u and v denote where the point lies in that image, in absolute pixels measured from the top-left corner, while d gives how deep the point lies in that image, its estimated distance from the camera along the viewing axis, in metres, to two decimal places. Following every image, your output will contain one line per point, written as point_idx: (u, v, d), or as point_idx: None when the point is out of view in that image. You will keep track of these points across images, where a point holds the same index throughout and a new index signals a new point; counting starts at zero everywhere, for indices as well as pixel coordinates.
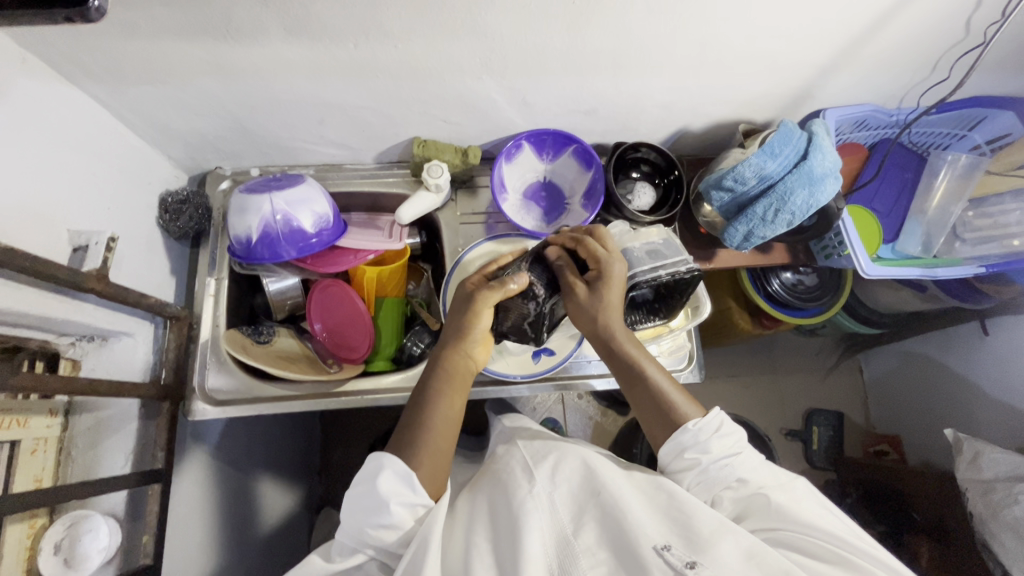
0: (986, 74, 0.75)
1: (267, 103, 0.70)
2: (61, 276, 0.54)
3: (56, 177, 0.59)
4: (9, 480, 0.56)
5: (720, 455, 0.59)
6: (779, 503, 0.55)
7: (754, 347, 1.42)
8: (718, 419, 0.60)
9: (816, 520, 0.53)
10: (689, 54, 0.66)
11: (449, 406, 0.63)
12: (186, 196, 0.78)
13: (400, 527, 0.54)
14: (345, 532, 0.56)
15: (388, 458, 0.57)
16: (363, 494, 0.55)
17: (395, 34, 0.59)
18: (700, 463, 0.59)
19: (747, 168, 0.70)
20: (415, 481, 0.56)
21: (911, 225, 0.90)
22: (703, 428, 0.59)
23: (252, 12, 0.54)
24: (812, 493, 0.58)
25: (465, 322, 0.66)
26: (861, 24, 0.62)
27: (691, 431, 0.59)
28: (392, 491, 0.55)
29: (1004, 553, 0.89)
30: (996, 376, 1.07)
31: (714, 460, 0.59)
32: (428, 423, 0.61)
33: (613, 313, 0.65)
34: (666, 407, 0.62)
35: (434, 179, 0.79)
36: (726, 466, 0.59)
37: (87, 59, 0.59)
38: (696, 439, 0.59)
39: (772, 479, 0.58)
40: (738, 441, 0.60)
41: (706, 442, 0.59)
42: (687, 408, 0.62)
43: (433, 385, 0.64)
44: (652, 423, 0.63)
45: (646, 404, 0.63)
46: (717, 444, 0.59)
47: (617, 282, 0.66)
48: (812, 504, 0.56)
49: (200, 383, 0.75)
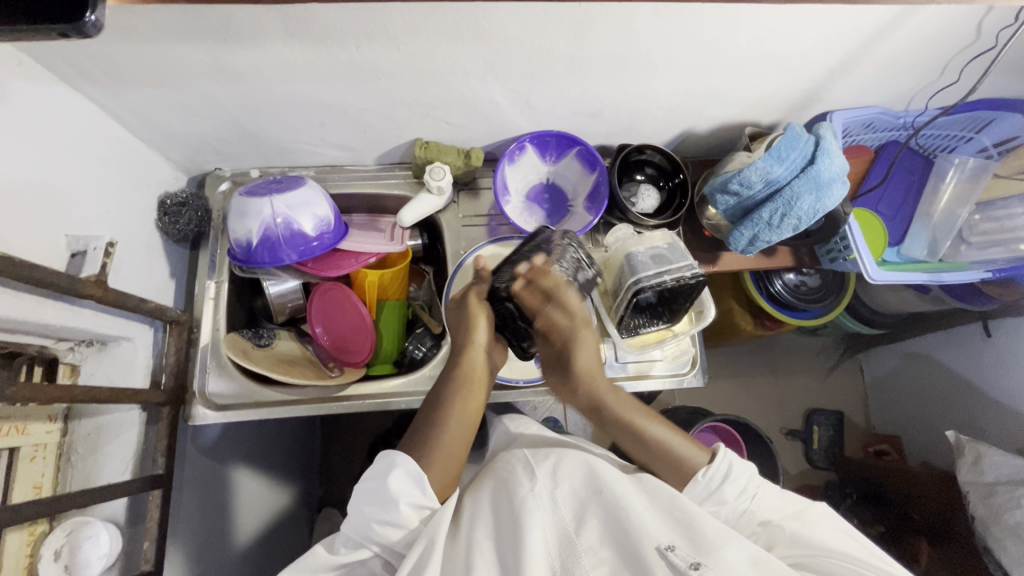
0: (996, 78, 0.74)
1: (268, 105, 0.69)
2: (59, 283, 0.53)
3: (54, 182, 0.58)
4: (9, 488, 0.56)
5: (738, 503, 0.58)
6: (794, 533, 0.55)
7: (756, 348, 1.42)
8: (727, 462, 0.60)
9: (832, 542, 0.54)
10: (697, 56, 0.65)
11: (464, 409, 0.63)
12: (185, 198, 0.77)
13: (405, 526, 0.54)
14: (350, 525, 0.56)
15: (402, 458, 0.57)
16: (375, 493, 0.55)
17: (398, 37, 0.58)
18: (718, 513, 0.59)
19: (753, 172, 0.69)
20: (425, 483, 0.56)
21: (918, 228, 0.89)
22: (713, 477, 0.59)
23: (253, 15, 0.53)
24: (830, 517, 0.58)
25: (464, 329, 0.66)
26: (870, 28, 0.61)
27: (702, 482, 0.59)
28: (402, 491, 0.55)
29: (1005, 557, 0.89)
30: (997, 379, 1.07)
31: (733, 508, 0.58)
32: (443, 426, 0.61)
33: (597, 382, 0.65)
34: (669, 459, 0.62)
35: (437, 181, 0.78)
36: (747, 512, 0.58)
37: (85, 61, 0.58)
38: (708, 488, 0.59)
39: (788, 510, 0.58)
40: (754, 479, 0.59)
41: (719, 492, 0.59)
42: (689, 454, 0.62)
43: (450, 389, 0.63)
44: (660, 475, 0.63)
45: (648, 462, 0.63)
46: (730, 491, 0.59)
47: (586, 350, 0.65)
48: (823, 525, 0.56)
49: (200, 387, 0.75)
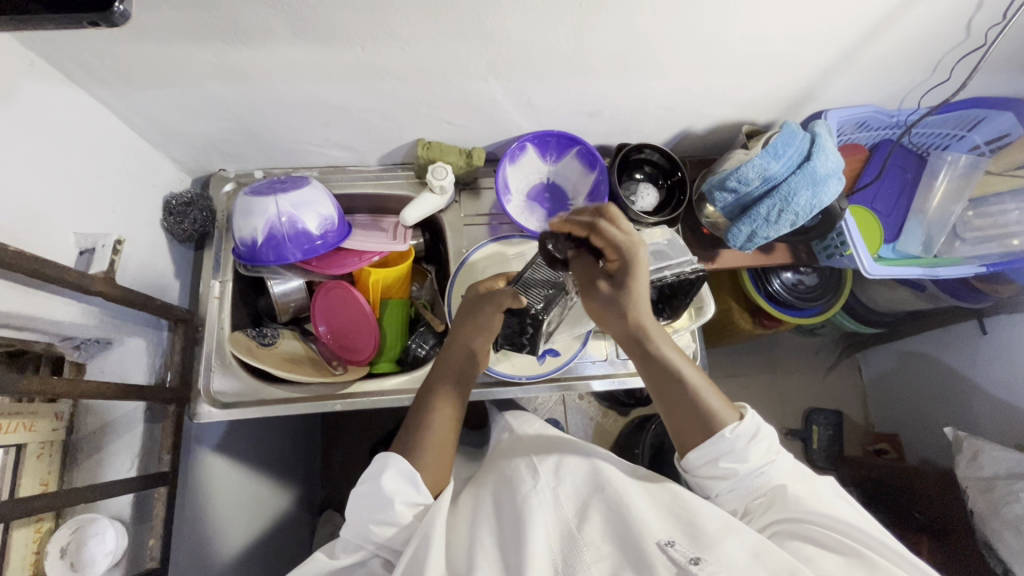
0: (986, 76, 0.76)
1: (273, 106, 0.70)
2: (70, 279, 0.54)
3: (60, 178, 0.59)
4: (15, 483, 0.56)
5: (758, 464, 0.58)
6: (795, 495, 0.56)
7: (754, 347, 1.43)
8: (755, 424, 0.59)
9: (828, 509, 0.54)
10: (694, 56, 0.66)
11: (454, 406, 0.63)
12: (191, 198, 0.77)
13: (400, 524, 0.54)
14: (348, 530, 0.56)
15: (393, 459, 0.57)
16: (369, 494, 0.56)
17: (402, 37, 0.60)
18: (736, 472, 0.58)
19: (750, 169, 0.70)
20: (418, 481, 0.57)
21: (912, 224, 0.91)
22: (740, 436, 0.58)
23: (261, 15, 0.54)
24: (830, 490, 0.58)
25: (473, 323, 0.66)
26: (863, 28, 0.62)
27: (728, 438, 0.57)
28: (396, 491, 0.55)
29: (1005, 551, 0.89)
30: (994, 374, 1.08)
31: (752, 469, 0.58)
32: (436, 422, 0.61)
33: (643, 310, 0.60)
34: (701, 413, 0.59)
35: (439, 180, 0.79)
36: (763, 474, 0.58)
37: (96, 63, 0.59)
38: (733, 446, 0.58)
39: (796, 475, 0.59)
40: (773, 446, 0.59)
41: (744, 450, 0.57)
42: (722, 408, 0.60)
43: (440, 387, 0.64)
44: (685, 430, 0.60)
45: (680, 412, 0.60)
46: (754, 451, 0.58)
47: (642, 272, 0.58)
48: (823, 495, 0.56)
49: (205, 385, 0.74)
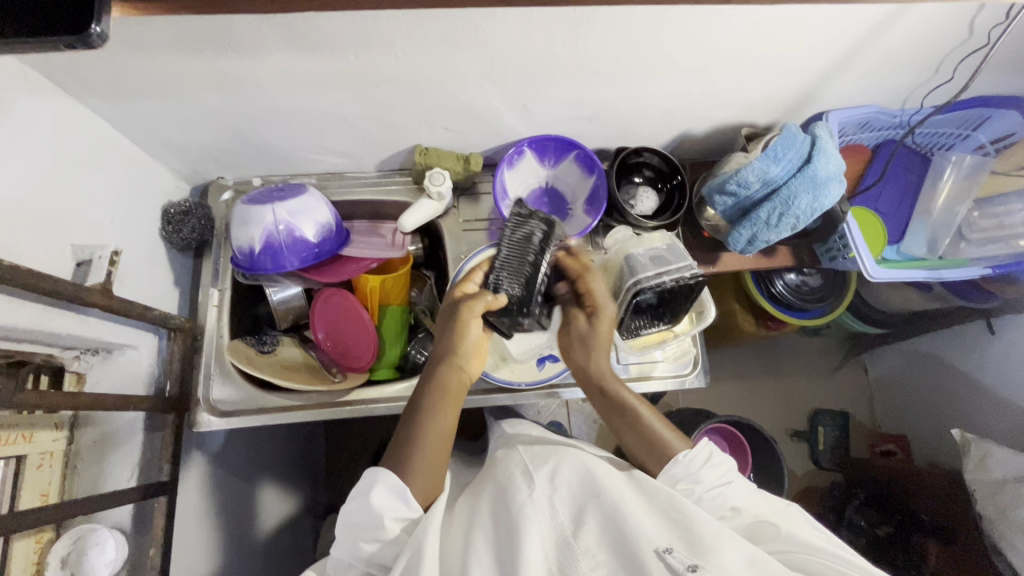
0: (990, 75, 0.75)
1: (269, 115, 0.70)
2: (65, 291, 0.54)
3: (58, 190, 0.59)
4: (16, 494, 0.57)
5: (712, 484, 0.59)
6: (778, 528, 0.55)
7: (759, 348, 1.42)
8: (708, 448, 0.61)
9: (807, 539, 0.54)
10: (691, 60, 0.66)
11: (441, 422, 0.62)
12: (189, 206, 0.77)
13: (387, 539, 0.53)
14: (339, 548, 0.56)
15: (382, 473, 0.56)
16: (357, 511, 0.55)
17: (397, 45, 0.59)
18: (693, 492, 0.59)
19: (750, 172, 0.70)
20: (406, 493, 0.56)
21: (917, 225, 0.90)
22: (693, 459, 0.60)
23: (253, 25, 0.54)
24: (805, 518, 0.58)
25: (450, 339, 0.65)
26: (862, 29, 0.62)
27: (682, 463, 0.60)
28: (384, 505, 0.54)
29: (1015, 556, 0.88)
30: (1003, 375, 1.06)
31: (707, 487, 0.59)
32: (422, 439, 0.60)
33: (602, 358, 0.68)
34: (654, 444, 0.64)
35: (437, 187, 0.78)
36: (720, 493, 0.59)
37: (91, 75, 0.59)
38: (687, 469, 0.60)
39: (765, 507, 0.59)
40: (730, 470, 0.61)
41: (697, 473, 0.60)
42: (672, 439, 0.64)
43: (427, 402, 0.63)
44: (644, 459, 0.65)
45: (636, 443, 0.66)
46: (707, 473, 0.60)
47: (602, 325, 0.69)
48: (800, 522, 0.56)
49: (205, 395, 0.75)
